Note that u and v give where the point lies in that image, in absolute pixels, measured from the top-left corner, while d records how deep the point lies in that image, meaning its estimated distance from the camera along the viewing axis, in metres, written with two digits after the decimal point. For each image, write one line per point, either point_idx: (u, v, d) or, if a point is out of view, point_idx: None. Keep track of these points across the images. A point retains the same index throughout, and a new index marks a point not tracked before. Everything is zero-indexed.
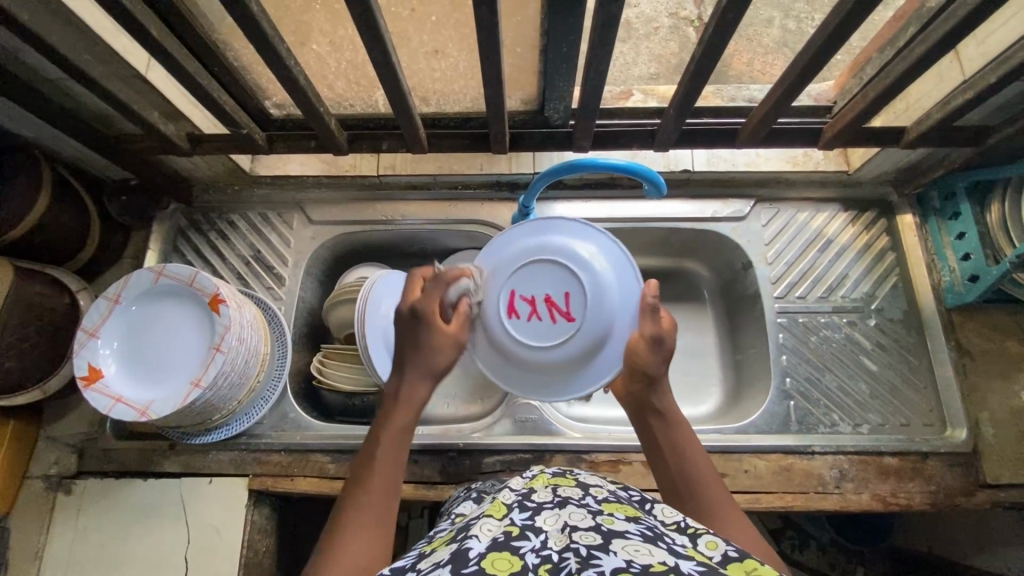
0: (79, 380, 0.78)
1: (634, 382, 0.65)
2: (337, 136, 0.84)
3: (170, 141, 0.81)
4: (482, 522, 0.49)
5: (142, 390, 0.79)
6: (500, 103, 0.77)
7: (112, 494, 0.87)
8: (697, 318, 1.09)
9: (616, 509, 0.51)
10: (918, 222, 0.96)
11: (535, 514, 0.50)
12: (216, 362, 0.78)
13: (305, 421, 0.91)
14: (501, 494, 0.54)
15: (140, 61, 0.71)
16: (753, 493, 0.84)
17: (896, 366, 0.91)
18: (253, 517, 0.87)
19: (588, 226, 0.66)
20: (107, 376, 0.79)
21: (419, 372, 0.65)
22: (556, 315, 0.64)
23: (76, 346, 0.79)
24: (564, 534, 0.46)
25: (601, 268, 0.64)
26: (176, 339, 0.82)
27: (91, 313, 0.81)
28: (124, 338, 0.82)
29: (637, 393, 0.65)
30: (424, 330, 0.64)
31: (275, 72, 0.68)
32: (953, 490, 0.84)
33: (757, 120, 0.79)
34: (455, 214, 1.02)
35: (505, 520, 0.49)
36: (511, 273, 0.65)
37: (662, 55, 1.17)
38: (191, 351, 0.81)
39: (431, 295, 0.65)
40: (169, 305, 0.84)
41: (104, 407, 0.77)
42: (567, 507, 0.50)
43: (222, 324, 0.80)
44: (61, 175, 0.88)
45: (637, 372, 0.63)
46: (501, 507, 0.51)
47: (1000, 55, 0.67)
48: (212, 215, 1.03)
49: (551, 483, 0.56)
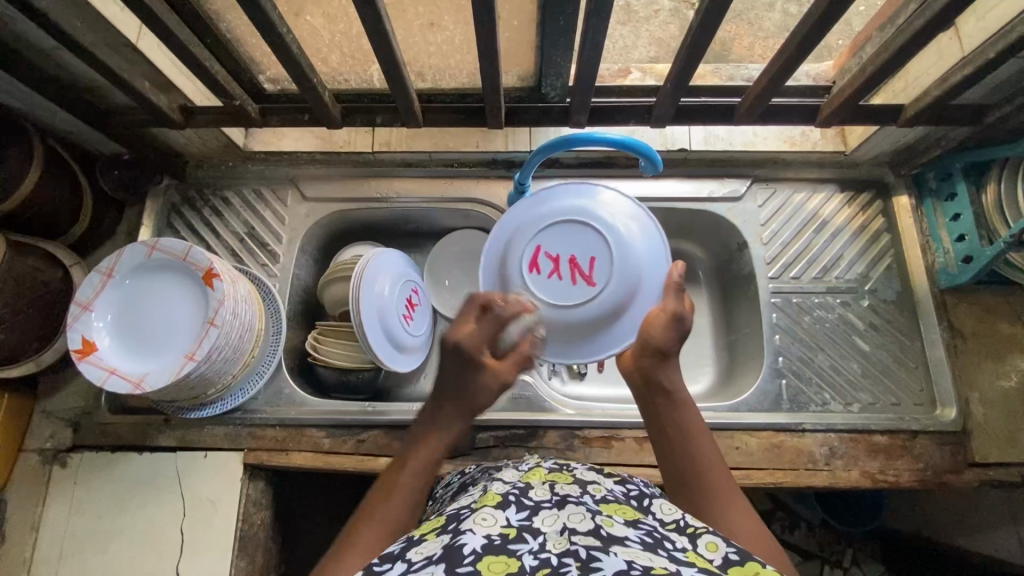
0: (73, 353, 0.77)
1: (645, 356, 0.67)
2: (330, 110, 0.82)
3: (163, 113, 0.80)
4: (479, 514, 0.49)
5: (137, 364, 0.79)
6: (495, 76, 0.76)
7: (108, 467, 0.88)
8: (692, 299, 1.09)
9: (615, 511, 0.52)
10: (914, 203, 0.96)
11: (532, 515, 0.49)
12: (210, 335, 0.78)
13: (300, 396, 0.92)
14: (496, 488, 0.55)
15: (131, 29, 0.70)
16: (744, 469, 0.85)
17: (888, 346, 0.92)
18: (248, 490, 0.87)
19: (627, 203, 0.76)
20: (101, 349, 0.79)
21: (458, 410, 0.65)
22: (577, 276, 0.73)
23: (70, 320, 0.79)
24: (563, 537, 0.46)
25: (631, 237, 0.74)
26: (171, 314, 0.82)
27: (84, 287, 0.80)
28: (118, 312, 0.82)
29: (648, 369, 0.67)
30: (474, 372, 0.65)
31: (269, 41, 0.67)
32: (941, 468, 0.85)
33: (753, 97, 0.79)
34: (451, 192, 1.01)
35: (504, 519, 0.48)
36: (544, 230, 0.74)
37: (662, 38, 1.16)
38: (186, 326, 0.81)
39: (483, 334, 0.66)
40: (162, 279, 0.83)
41: (99, 379, 0.77)
42: (566, 508, 0.50)
43: (216, 299, 0.79)
44: (53, 147, 0.87)
45: (648, 345, 0.67)
46: (498, 502, 0.51)
47: (999, 31, 0.66)
48: (206, 191, 1.02)
49: (549, 480, 0.57)
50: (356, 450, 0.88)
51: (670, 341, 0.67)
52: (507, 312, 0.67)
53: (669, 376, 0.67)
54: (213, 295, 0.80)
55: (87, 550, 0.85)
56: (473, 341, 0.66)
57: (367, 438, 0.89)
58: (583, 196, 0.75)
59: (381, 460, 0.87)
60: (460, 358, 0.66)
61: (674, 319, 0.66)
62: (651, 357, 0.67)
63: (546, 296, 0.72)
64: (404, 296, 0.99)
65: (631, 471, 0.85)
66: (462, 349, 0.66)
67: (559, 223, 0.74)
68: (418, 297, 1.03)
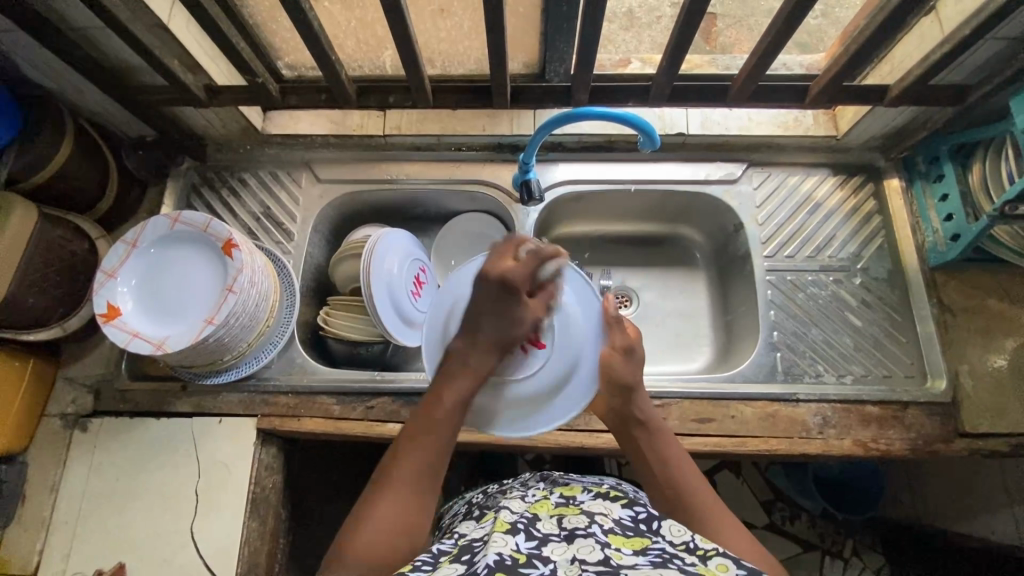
0: (98, 317, 0.81)
1: (615, 397, 0.72)
2: (347, 88, 0.87)
3: (189, 92, 0.85)
4: (491, 541, 0.53)
5: (158, 328, 0.83)
6: (502, 57, 0.81)
7: (127, 432, 0.91)
8: (690, 282, 1.13)
9: (623, 542, 0.54)
10: (904, 186, 1.00)
11: (542, 544, 0.53)
12: (230, 301, 0.81)
13: (311, 365, 0.95)
14: (503, 515, 0.59)
15: (163, 8, 0.74)
16: (739, 437, 0.88)
17: (880, 321, 0.95)
18: (260, 455, 0.90)
19: None
20: (125, 313, 0.83)
21: (491, 341, 0.67)
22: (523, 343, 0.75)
23: (96, 285, 0.83)
24: (574, 565, 0.49)
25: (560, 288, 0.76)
26: (195, 283, 0.86)
27: (111, 256, 0.85)
28: (142, 279, 0.86)
29: (619, 407, 0.72)
30: (514, 306, 0.66)
31: (293, 19, 0.72)
32: (932, 437, 0.88)
33: (744, 77, 0.83)
34: (458, 175, 1.06)
35: (514, 544, 0.52)
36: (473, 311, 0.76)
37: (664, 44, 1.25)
38: (209, 294, 0.85)
39: (526, 270, 0.66)
40: (185, 249, 0.88)
41: (122, 341, 0.80)
42: (576, 539, 0.54)
43: (236, 266, 0.83)
44: (82, 126, 0.92)
45: (614, 386, 0.72)
46: (508, 528, 0.55)
47: (976, 10, 0.71)
48: (225, 173, 1.07)
49: (557, 513, 0.60)
50: (364, 417, 0.91)
51: (633, 373, 0.72)
52: (548, 253, 0.67)
53: (639, 407, 0.71)
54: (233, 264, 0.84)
55: (104, 510, 0.88)
56: (518, 275, 0.66)
57: (375, 405, 0.92)
58: None
59: (388, 426, 0.90)
60: (502, 287, 0.66)
61: (626, 353, 0.72)
62: (618, 395, 0.71)
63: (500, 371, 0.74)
64: (412, 273, 1.03)
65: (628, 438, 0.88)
66: (508, 283, 0.66)
67: None
68: (426, 276, 1.07)
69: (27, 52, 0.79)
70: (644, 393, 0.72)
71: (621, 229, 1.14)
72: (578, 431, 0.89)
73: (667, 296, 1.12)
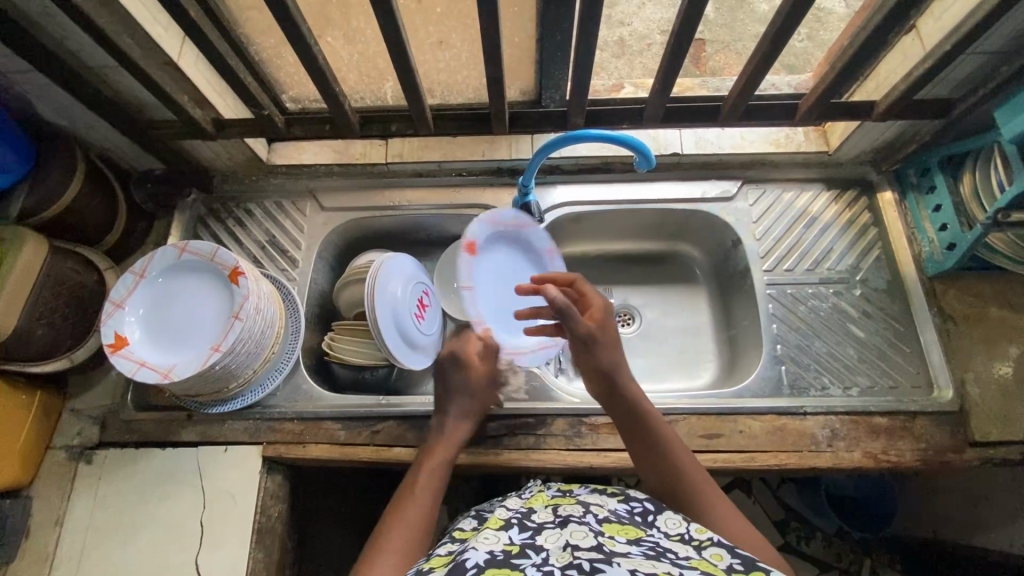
0: (106, 347, 0.82)
1: (598, 382, 0.77)
2: (350, 118, 0.90)
3: (198, 125, 0.87)
4: (483, 535, 0.53)
5: (164, 357, 0.84)
6: (500, 85, 0.84)
7: (133, 464, 0.91)
8: (692, 298, 1.13)
9: (617, 531, 0.54)
10: (897, 198, 1.02)
11: (536, 534, 0.53)
12: (239, 329, 0.82)
13: (317, 391, 0.95)
14: (499, 512, 0.59)
15: (173, 47, 0.78)
16: (748, 452, 0.87)
17: (882, 332, 0.95)
18: (266, 483, 0.90)
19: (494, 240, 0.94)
20: (132, 343, 0.84)
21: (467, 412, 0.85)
22: None
23: (104, 316, 0.84)
24: (566, 552, 0.49)
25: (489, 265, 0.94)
26: (204, 310, 0.87)
27: (118, 286, 0.85)
28: (149, 308, 0.87)
29: (606, 393, 0.77)
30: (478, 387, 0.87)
31: (299, 54, 0.75)
32: (942, 447, 0.87)
33: (734, 97, 0.86)
34: (459, 199, 1.08)
35: (507, 538, 0.52)
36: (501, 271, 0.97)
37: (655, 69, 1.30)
38: (218, 321, 0.86)
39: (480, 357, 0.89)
40: (192, 279, 0.89)
41: (129, 370, 0.81)
42: (569, 526, 0.54)
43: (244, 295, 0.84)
44: (92, 161, 0.94)
45: (592, 372, 0.77)
46: (501, 524, 0.55)
47: (955, 27, 0.73)
48: (231, 203, 1.09)
49: (552, 504, 0.60)
50: (371, 441, 0.91)
51: (604, 358, 0.77)
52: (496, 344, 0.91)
53: (628, 394, 0.76)
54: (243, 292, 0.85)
55: (109, 544, 0.87)
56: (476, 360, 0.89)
57: (381, 429, 0.92)
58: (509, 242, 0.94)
59: (394, 450, 0.90)
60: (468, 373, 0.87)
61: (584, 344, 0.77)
62: (600, 379, 0.77)
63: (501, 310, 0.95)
64: (416, 296, 1.03)
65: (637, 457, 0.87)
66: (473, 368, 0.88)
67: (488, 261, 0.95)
68: (429, 299, 1.07)
69: (42, 91, 0.82)
70: (625, 376, 0.77)
71: (620, 248, 1.16)
72: (586, 451, 0.88)
73: (670, 313, 1.12)
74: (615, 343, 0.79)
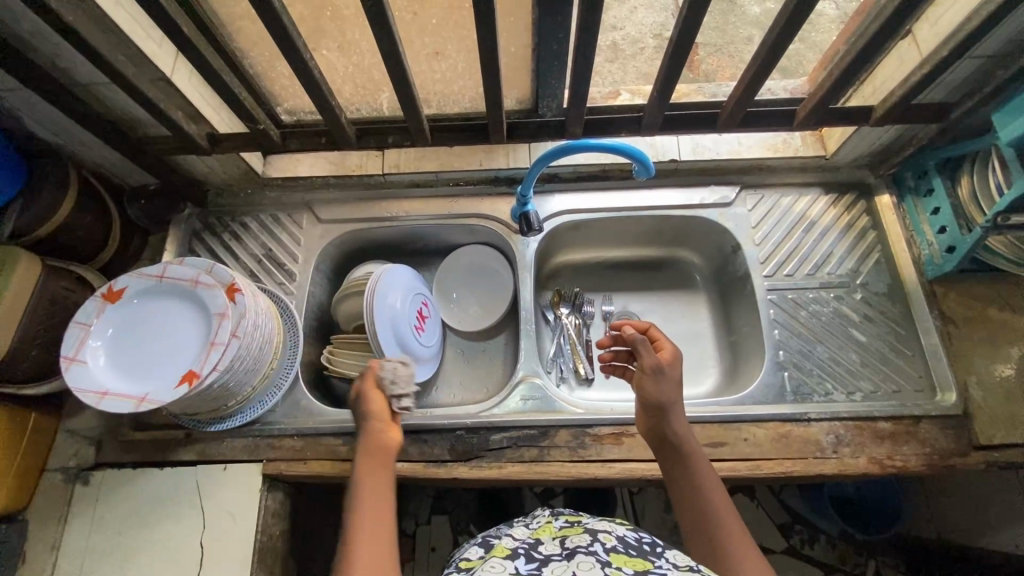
0: (93, 397, 0.78)
1: (650, 417, 0.75)
2: (346, 132, 0.89)
3: (192, 141, 0.86)
4: (488, 564, 0.54)
5: (158, 384, 0.81)
6: (497, 96, 0.83)
7: (130, 484, 0.89)
8: (692, 304, 1.13)
9: (625, 562, 0.53)
10: (895, 202, 1.02)
11: (542, 565, 0.53)
12: (216, 291, 0.84)
13: (317, 407, 0.94)
14: (505, 542, 0.60)
15: (166, 63, 0.77)
16: (753, 460, 0.86)
17: (883, 336, 0.95)
18: (267, 502, 0.89)
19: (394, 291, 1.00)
20: (118, 386, 0.80)
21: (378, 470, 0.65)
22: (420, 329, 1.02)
23: (67, 374, 0.79)
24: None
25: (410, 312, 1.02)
26: (165, 332, 0.85)
27: (67, 341, 0.81)
28: (111, 354, 0.83)
29: (653, 427, 0.75)
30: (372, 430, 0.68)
31: (294, 69, 0.74)
32: (947, 451, 0.87)
33: (733, 104, 0.85)
34: (458, 210, 1.07)
35: (514, 568, 0.53)
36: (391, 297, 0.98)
37: (649, 72, 1.30)
38: (183, 324, 0.86)
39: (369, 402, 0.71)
40: (148, 308, 0.86)
41: (134, 406, 0.77)
42: (576, 557, 0.53)
43: (179, 279, 0.86)
44: (86, 178, 0.93)
45: (648, 405, 0.75)
46: (507, 554, 0.56)
47: (952, 33, 0.73)
48: (226, 217, 1.08)
49: (560, 535, 0.60)
50: None
51: (664, 391, 0.75)
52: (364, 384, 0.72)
53: (674, 428, 0.73)
54: (177, 280, 0.86)
55: (106, 567, 0.85)
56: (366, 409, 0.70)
57: None
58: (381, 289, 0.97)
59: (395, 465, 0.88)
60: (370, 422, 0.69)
61: (656, 373, 0.75)
62: (652, 413, 0.74)
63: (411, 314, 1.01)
64: (415, 308, 1.03)
65: (642, 467, 0.86)
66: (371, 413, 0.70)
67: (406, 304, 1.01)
68: (429, 310, 1.07)
69: (33, 109, 0.81)
70: (676, 412, 0.74)
71: (619, 254, 1.16)
72: (590, 461, 0.87)
73: (670, 319, 1.12)
74: (677, 382, 0.77)
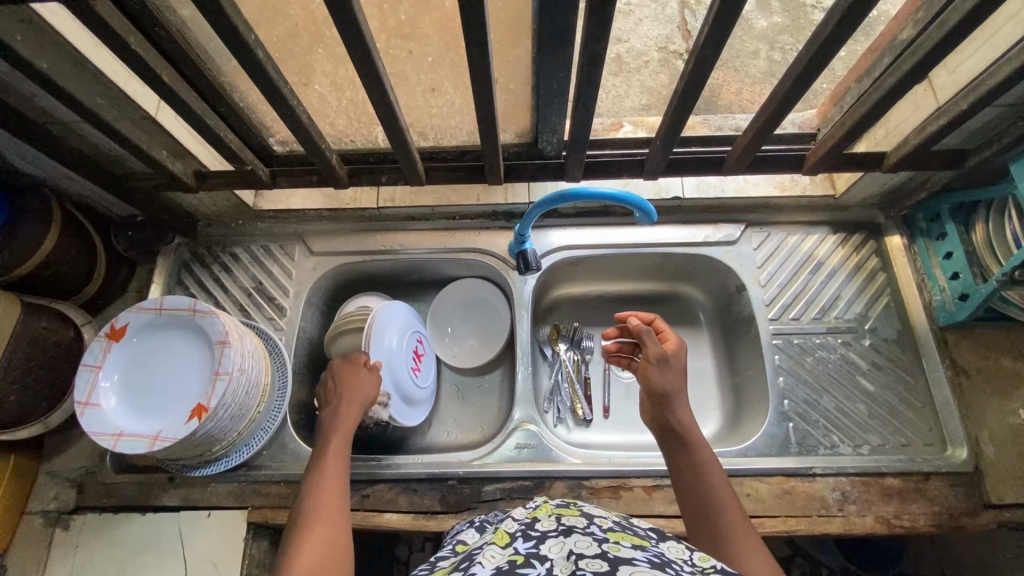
0: (108, 441, 0.76)
1: (653, 406, 0.76)
2: (337, 169, 0.86)
3: (178, 179, 0.83)
4: (485, 550, 0.49)
5: (166, 421, 0.78)
6: (494, 137, 0.80)
7: (110, 531, 0.87)
8: (694, 341, 1.10)
9: (622, 538, 0.50)
10: (906, 243, 0.98)
11: (539, 543, 0.49)
12: (212, 316, 0.82)
13: (304, 451, 0.92)
14: (504, 525, 0.55)
15: (150, 104, 0.74)
16: (756, 518, 0.83)
17: (892, 386, 0.92)
18: (251, 551, 0.86)
19: (396, 327, 0.97)
20: (128, 429, 0.78)
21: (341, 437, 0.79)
22: (416, 371, 0.99)
23: (80, 419, 0.77)
24: (570, 561, 0.44)
25: (408, 349, 0.98)
26: (170, 366, 0.83)
27: (79, 385, 0.79)
28: (122, 395, 0.80)
29: (659, 417, 0.75)
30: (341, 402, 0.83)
31: (281, 113, 0.71)
32: (958, 511, 0.83)
33: (744, 146, 0.81)
34: (453, 243, 1.04)
35: (511, 550, 0.48)
36: (390, 336, 0.95)
37: (654, 86, 1.27)
38: (186, 357, 0.83)
39: (342, 376, 0.86)
40: (156, 345, 0.84)
41: (146, 447, 0.75)
42: (572, 535, 0.49)
43: (178, 309, 0.83)
44: (71, 213, 0.90)
45: (651, 394, 0.75)
46: (505, 539, 0.51)
47: (972, 84, 0.70)
48: (215, 248, 1.05)
49: (556, 513, 0.55)
50: (360, 506, 0.86)
51: (669, 380, 0.75)
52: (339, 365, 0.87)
53: (679, 418, 0.73)
54: (176, 311, 0.83)
55: None
56: (337, 382, 0.85)
57: (371, 493, 0.87)
58: (382, 327, 0.94)
59: (385, 516, 0.86)
60: (338, 395, 0.84)
61: (661, 363, 0.76)
62: (657, 403, 0.75)
63: (408, 352, 0.98)
64: (412, 347, 0.99)
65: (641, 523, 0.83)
66: (341, 388, 0.84)
67: (404, 341, 0.97)
68: (424, 347, 1.03)
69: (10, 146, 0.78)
70: (681, 401, 0.74)
71: (620, 288, 1.13)
72: None
73: None
74: (682, 373, 0.77)
